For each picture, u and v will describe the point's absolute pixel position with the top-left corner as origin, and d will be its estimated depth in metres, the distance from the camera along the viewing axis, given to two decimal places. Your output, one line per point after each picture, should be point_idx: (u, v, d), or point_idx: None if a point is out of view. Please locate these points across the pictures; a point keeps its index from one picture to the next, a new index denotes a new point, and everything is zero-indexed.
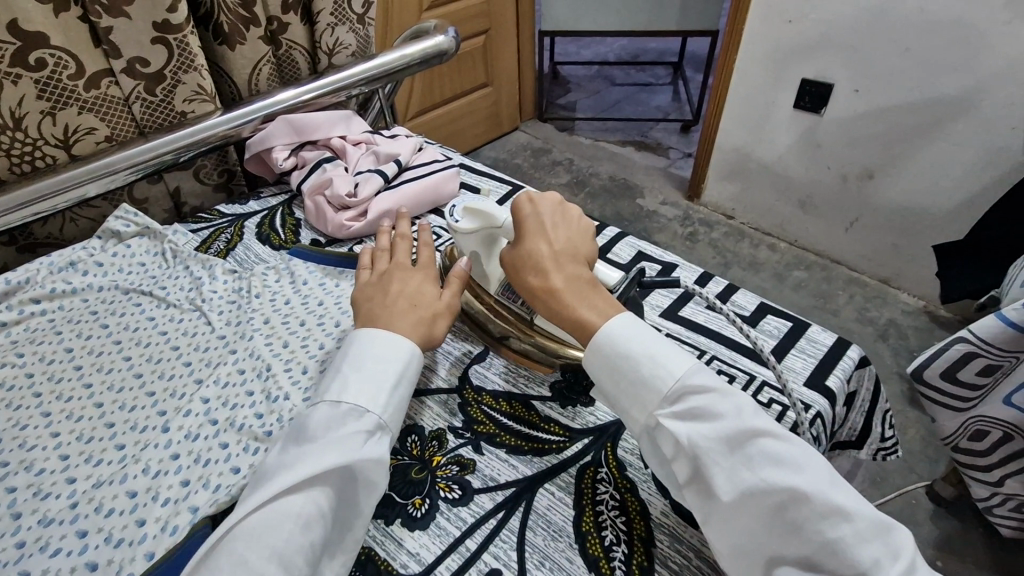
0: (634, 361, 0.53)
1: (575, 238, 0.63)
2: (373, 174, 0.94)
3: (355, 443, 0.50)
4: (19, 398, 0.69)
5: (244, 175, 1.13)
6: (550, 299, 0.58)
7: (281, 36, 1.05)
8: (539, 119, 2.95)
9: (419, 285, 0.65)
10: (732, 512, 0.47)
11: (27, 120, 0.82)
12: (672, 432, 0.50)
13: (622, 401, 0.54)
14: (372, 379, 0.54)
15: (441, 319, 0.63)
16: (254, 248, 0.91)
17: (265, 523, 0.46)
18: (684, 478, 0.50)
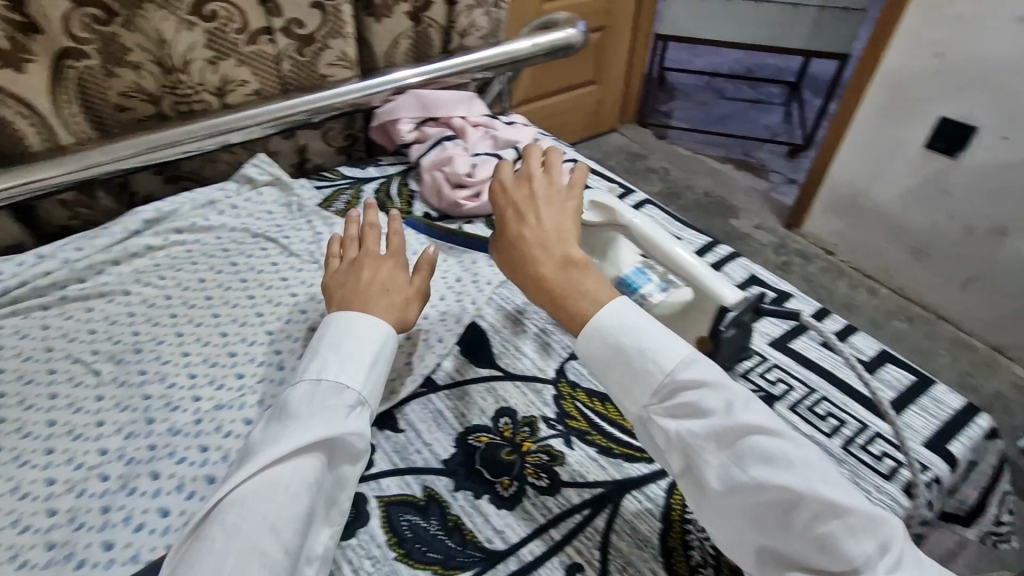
0: (623, 351, 0.52)
1: (560, 217, 0.62)
2: (492, 159, 0.96)
3: (335, 416, 0.52)
4: (158, 316, 0.76)
5: (364, 142, 1.18)
6: (545, 285, 0.58)
7: (423, 15, 1.08)
8: (640, 124, 2.89)
9: (391, 272, 0.66)
10: (727, 505, 0.47)
11: (193, 65, 0.89)
12: (662, 426, 0.50)
13: (615, 392, 0.53)
14: (351, 358, 0.56)
15: (413, 304, 0.65)
16: (371, 212, 0.95)
17: (260, 490, 0.46)
18: (677, 469, 0.50)
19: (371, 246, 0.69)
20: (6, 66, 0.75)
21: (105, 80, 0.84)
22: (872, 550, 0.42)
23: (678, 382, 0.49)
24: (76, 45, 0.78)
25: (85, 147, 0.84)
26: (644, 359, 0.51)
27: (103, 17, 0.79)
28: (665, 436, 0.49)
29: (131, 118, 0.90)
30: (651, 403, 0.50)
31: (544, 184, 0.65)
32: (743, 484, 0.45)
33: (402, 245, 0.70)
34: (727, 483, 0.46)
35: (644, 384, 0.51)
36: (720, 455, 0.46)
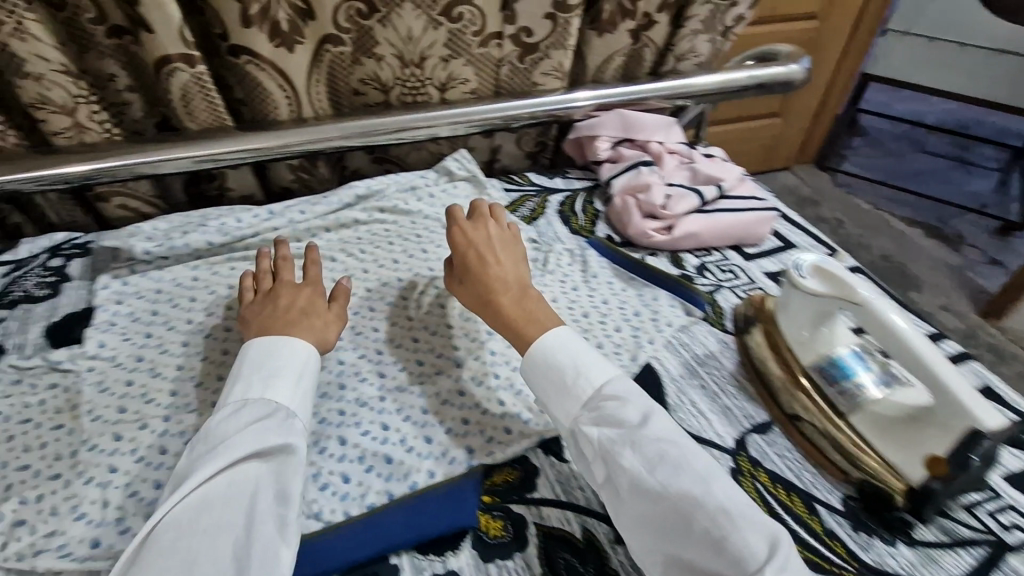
0: (561, 371, 0.61)
1: (516, 258, 0.74)
2: (690, 193, 0.90)
3: (270, 434, 0.56)
4: (356, 287, 0.82)
5: (552, 150, 1.20)
6: (501, 314, 0.68)
7: (643, 33, 1.05)
8: (819, 166, 2.61)
9: (308, 297, 0.72)
10: (633, 501, 0.53)
11: (428, 61, 0.94)
12: (589, 437, 0.57)
13: (551, 408, 0.62)
14: (274, 374, 0.60)
15: (334, 326, 0.70)
16: (556, 226, 0.94)
17: (198, 507, 0.50)
18: (601, 478, 0.56)
19: (285, 276, 0.74)
20: (282, 45, 0.84)
21: (351, 66, 0.93)
22: (761, 551, 0.47)
23: (590, 407, 0.59)
24: (337, 33, 0.87)
25: (323, 122, 0.94)
26: (580, 380, 0.61)
27: (365, 11, 0.86)
28: (584, 448, 0.58)
29: (361, 102, 0.99)
30: (579, 419, 0.59)
31: (499, 229, 0.77)
32: (651, 490, 0.52)
33: (317, 274, 0.76)
34: (636, 484, 0.53)
35: (571, 407, 0.60)
36: (635, 458, 0.54)
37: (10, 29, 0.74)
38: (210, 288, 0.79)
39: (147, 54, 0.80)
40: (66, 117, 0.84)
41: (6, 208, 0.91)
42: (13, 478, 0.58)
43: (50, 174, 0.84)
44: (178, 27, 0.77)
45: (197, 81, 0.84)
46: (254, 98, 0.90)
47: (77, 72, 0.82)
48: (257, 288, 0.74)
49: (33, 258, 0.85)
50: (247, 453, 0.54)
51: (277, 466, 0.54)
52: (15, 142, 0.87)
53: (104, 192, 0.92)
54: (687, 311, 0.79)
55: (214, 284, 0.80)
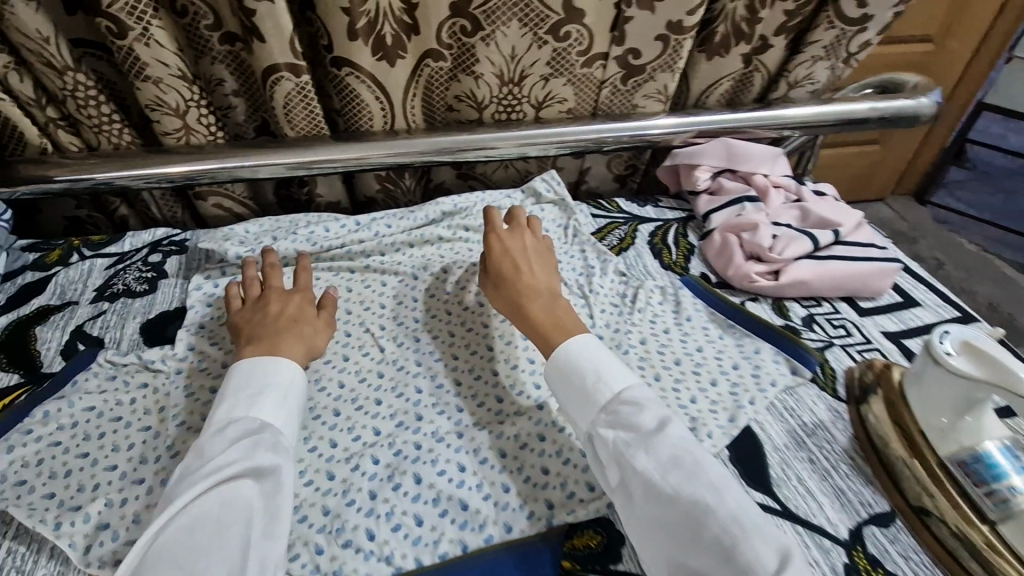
0: (581, 374, 0.62)
1: (549, 269, 0.76)
2: (801, 236, 0.82)
3: (260, 452, 0.55)
4: (437, 310, 0.79)
5: (641, 175, 1.14)
6: (528, 316, 0.70)
7: (755, 57, 0.99)
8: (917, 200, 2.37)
9: (297, 305, 0.73)
10: (643, 506, 0.52)
11: (528, 80, 0.92)
12: (605, 440, 0.56)
13: (569, 411, 0.62)
14: (258, 391, 0.60)
15: (323, 334, 0.72)
16: (646, 257, 0.89)
17: (189, 526, 0.49)
18: (613, 483, 0.55)
19: (274, 284, 0.75)
20: (384, 59, 0.83)
21: (449, 82, 0.92)
22: (771, 565, 0.46)
23: (605, 411, 0.58)
24: (439, 48, 0.86)
25: (416, 136, 0.92)
26: (597, 383, 0.60)
27: (469, 29, 0.84)
28: (599, 452, 0.57)
29: (455, 117, 0.97)
30: (596, 424, 0.58)
31: (532, 239, 0.80)
32: (663, 496, 0.51)
33: (307, 281, 0.77)
34: (647, 487, 0.52)
35: (589, 411, 0.59)
36: (649, 461, 0.53)
37: (137, 34, 0.77)
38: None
39: (257, 63, 0.80)
40: (177, 119, 0.87)
41: (115, 200, 0.96)
42: (101, 478, 0.59)
43: (158, 172, 0.87)
44: (289, 36, 0.78)
45: (300, 90, 0.84)
46: (350, 110, 0.89)
47: (192, 77, 0.85)
48: (246, 294, 0.74)
49: (135, 252, 0.88)
50: (237, 470, 0.53)
51: (270, 484, 0.54)
52: (130, 139, 0.90)
53: (203, 191, 0.95)
54: (794, 370, 0.71)
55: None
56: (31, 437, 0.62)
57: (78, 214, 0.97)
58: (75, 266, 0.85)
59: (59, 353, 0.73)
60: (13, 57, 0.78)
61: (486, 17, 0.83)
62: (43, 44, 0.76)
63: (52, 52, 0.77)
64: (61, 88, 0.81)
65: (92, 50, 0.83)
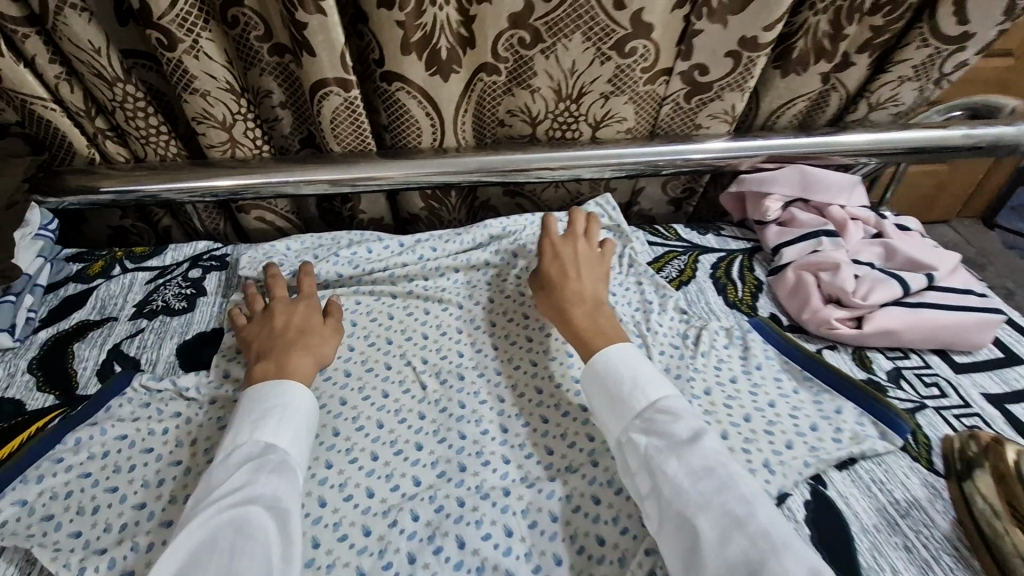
0: (618, 379, 0.61)
1: (598, 276, 0.74)
2: (890, 279, 0.74)
3: (269, 477, 0.52)
4: (483, 344, 0.74)
5: (698, 198, 1.05)
6: (573, 322, 0.68)
7: (834, 75, 0.89)
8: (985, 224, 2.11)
9: (302, 313, 0.70)
10: (669, 512, 0.50)
11: (587, 97, 0.86)
12: (636, 446, 0.55)
13: (602, 416, 0.60)
14: (259, 417, 0.57)
15: (330, 341, 0.69)
16: (709, 293, 0.82)
17: (196, 555, 0.45)
18: (642, 489, 0.54)
19: (278, 295, 0.73)
20: (438, 74, 0.79)
21: (503, 97, 0.87)
22: None
23: (640, 418, 0.57)
24: (494, 62, 0.81)
25: (466, 154, 0.87)
26: (633, 390, 0.59)
27: (528, 40, 0.79)
28: (626, 457, 0.56)
29: (506, 133, 0.92)
30: (628, 428, 0.57)
31: (585, 243, 0.77)
32: (692, 505, 0.50)
33: (311, 288, 0.75)
34: (675, 491, 0.51)
35: (623, 417, 0.58)
36: (679, 468, 0.52)
37: (186, 47, 0.74)
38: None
39: (305, 77, 0.77)
40: (223, 132, 0.85)
41: (159, 211, 0.94)
42: (129, 517, 0.57)
43: (202, 185, 0.85)
44: (341, 50, 0.74)
45: (348, 105, 0.81)
46: (399, 126, 0.85)
47: (240, 90, 0.82)
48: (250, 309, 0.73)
49: (176, 266, 0.86)
50: (245, 495, 0.50)
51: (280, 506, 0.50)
52: (176, 151, 0.88)
53: (246, 205, 0.92)
54: (882, 434, 0.63)
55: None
56: (61, 466, 0.60)
57: (123, 224, 0.96)
58: (117, 280, 0.84)
59: (95, 374, 0.71)
60: (64, 67, 0.77)
61: (549, 31, 0.78)
62: (95, 55, 0.74)
63: (103, 63, 0.75)
64: (110, 100, 0.79)
65: (142, 61, 0.81)
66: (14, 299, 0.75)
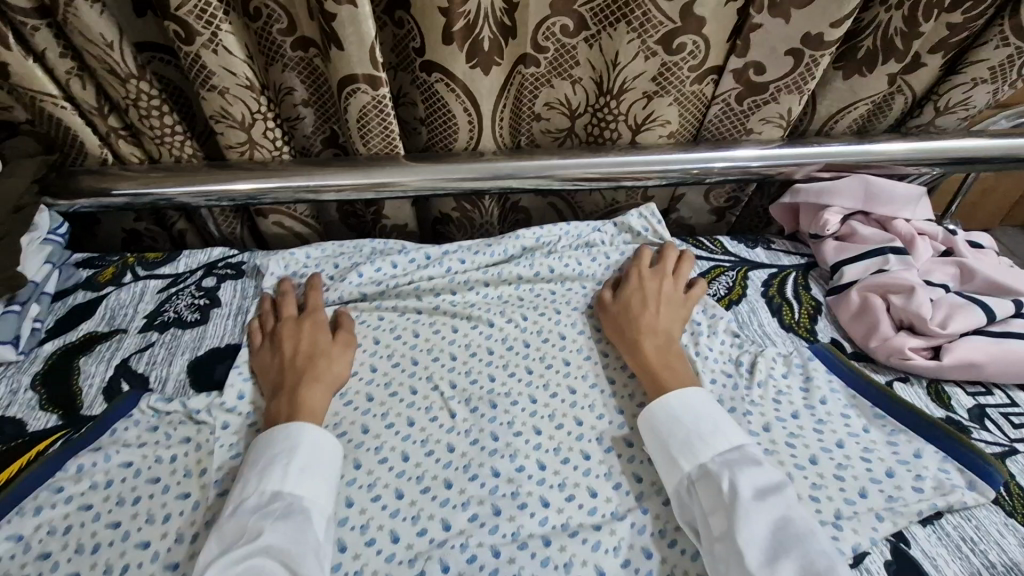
0: (697, 413, 0.57)
1: (683, 313, 0.69)
2: (971, 306, 0.67)
3: (278, 525, 0.49)
4: (516, 366, 0.67)
5: (742, 208, 0.97)
6: (646, 357, 0.64)
7: (901, 76, 0.81)
8: None
9: (311, 334, 0.66)
10: (737, 560, 0.47)
11: (628, 95, 0.79)
12: (715, 483, 0.51)
13: (670, 445, 0.56)
14: (265, 463, 0.53)
15: (342, 360, 0.65)
16: (762, 314, 0.75)
17: None
18: (713, 528, 0.50)
19: (287, 314, 0.69)
20: (478, 66, 0.72)
21: (541, 88, 0.80)
22: None
23: (723, 454, 0.54)
24: (534, 53, 0.76)
25: (499, 158, 0.81)
26: (716, 423, 0.56)
27: (572, 28, 0.74)
28: (695, 492, 0.53)
29: (542, 128, 0.86)
30: (708, 462, 0.53)
31: (671, 276, 0.72)
32: (768, 556, 0.47)
33: (319, 302, 0.70)
34: (756, 536, 0.47)
35: (700, 449, 0.54)
36: (762, 512, 0.49)
37: (205, 40, 0.69)
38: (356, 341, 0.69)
39: (332, 73, 0.71)
40: (242, 132, 0.80)
41: (173, 214, 0.90)
42: (132, 558, 0.52)
43: (219, 190, 0.80)
44: (371, 46, 0.68)
45: (376, 104, 0.75)
46: (437, 119, 0.79)
47: (260, 87, 0.77)
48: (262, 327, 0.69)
49: (190, 274, 0.82)
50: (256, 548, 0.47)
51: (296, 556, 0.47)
52: (192, 152, 0.83)
53: (265, 209, 0.87)
54: (970, 484, 0.56)
55: (362, 337, 0.70)
56: (61, 496, 0.55)
57: (136, 227, 0.92)
58: (127, 288, 0.79)
59: (101, 393, 0.66)
60: (76, 62, 0.72)
61: (595, 17, 0.72)
62: (108, 49, 0.69)
63: (116, 58, 0.70)
64: (124, 98, 0.75)
65: (159, 55, 0.76)
66: (19, 309, 0.70)
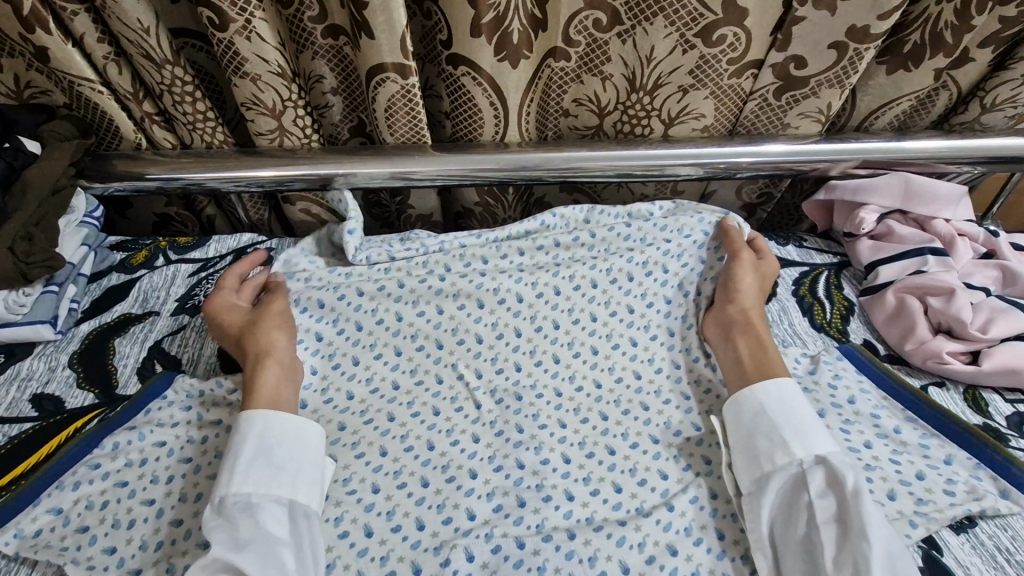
0: (806, 408, 0.56)
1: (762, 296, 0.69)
2: (1013, 309, 0.65)
3: (227, 533, 0.49)
4: (543, 353, 0.66)
5: (774, 203, 0.95)
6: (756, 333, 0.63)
7: (948, 72, 0.78)
8: None
9: (230, 323, 0.66)
10: (850, 550, 0.47)
11: (664, 90, 0.77)
12: (835, 475, 0.51)
13: (782, 429, 0.55)
14: (252, 449, 0.53)
15: (265, 329, 0.63)
16: (793, 313, 0.73)
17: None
18: (825, 517, 0.50)
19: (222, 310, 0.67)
20: (506, 60, 0.72)
21: (570, 84, 0.80)
22: None
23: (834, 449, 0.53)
24: (565, 47, 0.75)
25: (527, 150, 0.81)
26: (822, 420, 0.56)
27: (605, 24, 0.72)
28: (803, 479, 0.52)
29: (570, 125, 0.85)
30: (824, 453, 0.53)
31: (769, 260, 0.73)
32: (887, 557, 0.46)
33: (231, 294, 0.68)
34: (880, 530, 0.47)
35: (816, 438, 0.54)
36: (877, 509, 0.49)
37: (238, 27, 0.70)
38: (378, 317, 0.67)
39: (362, 61, 0.71)
40: (272, 119, 0.80)
41: (203, 200, 0.91)
42: (165, 534, 0.53)
43: (248, 176, 0.81)
44: (402, 35, 0.68)
45: (406, 93, 0.75)
46: (460, 114, 0.79)
47: (292, 74, 0.77)
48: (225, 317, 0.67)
49: (219, 259, 0.83)
50: (207, 560, 0.47)
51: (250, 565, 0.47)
52: (223, 137, 0.84)
53: (291, 196, 0.88)
54: (1003, 493, 0.55)
55: (384, 311, 0.67)
56: (97, 473, 0.56)
57: (167, 211, 0.93)
58: (159, 271, 0.81)
59: (135, 373, 0.68)
60: (113, 47, 0.73)
61: (629, 13, 0.70)
62: (144, 35, 0.70)
63: (152, 44, 0.71)
64: (158, 83, 0.76)
65: (192, 41, 0.77)
66: (57, 289, 0.72)
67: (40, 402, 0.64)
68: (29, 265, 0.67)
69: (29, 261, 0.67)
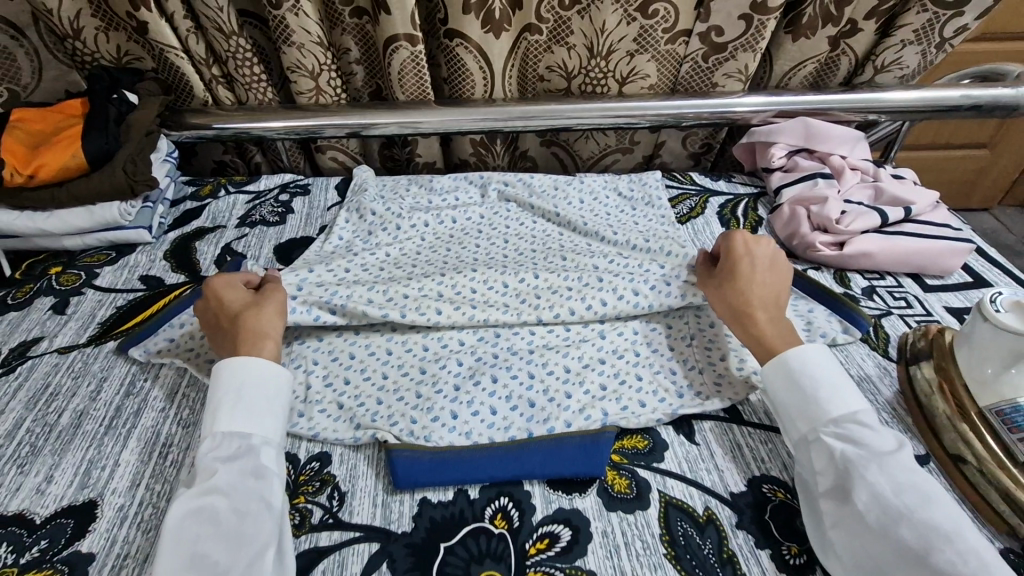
0: (813, 383, 0.61)
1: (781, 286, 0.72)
2: (872, 212, 0.86)
3: (224, 464, 0.56)
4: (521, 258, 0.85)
5: (715, 152, 1.17)
6: (772, 323, 0.67)
7: (843, 40, 1.00)
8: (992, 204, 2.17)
9: (229, 307, 0.69)
10: (842, 506, 0.53)
11: (616, 55, 0.99)
12: (830, 447, 0.57)
13: (793, 409, 0.61)
14: (229, 403, 0.60)
15: (267, 313, 0.68)
16: (714, 226, 0.96)
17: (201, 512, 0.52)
18: (827, 484, 0.56)
19: (223, 298, 0.70)
20: (491, 32, 0.94)
21: (543, 53, 1.02)
22: None
23: (839, 418, 0.58)
24: (538, 22, 0.96)
25: (509, 103, 1.02)
26: (832, 391, 0.60)
27: (567, 3, 0.94)
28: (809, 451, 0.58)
29: (546, 86, 1.07)
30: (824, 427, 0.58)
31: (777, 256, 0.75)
32: (884, 513, 0.51)
33: (231, 284, 0.72)
34: (869, 489, 0.52)
35: (816, 414, 0.59)
36: (878, 474, 0.53)
37: (289, 6, 0.92)
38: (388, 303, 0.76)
39: (381, 33, 0.94)
40: (311, 81, 1.03)
41: (254, 149, 1.14)
42: None
43: (289, 125, 1.02)
44: (410, 10, 0.90)
45: (414, 58, 0.97)
46: (457, 76, 1.01)
47: (327, 44, 1.00)
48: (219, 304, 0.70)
49: (269, 192, 1.06)
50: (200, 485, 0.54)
51: (240, 492, 0.53)
52: (271, 96, 1.07)
53: (323, 145, 1.11)
54: (845, 330, 0.75)
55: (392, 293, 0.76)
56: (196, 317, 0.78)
57: (223, 159, 1.16)
58: (223, 199, 1.04)
59: (213, 263, 0.91)
60: (193, 23, 0.96)
61: None
62: (218, 12, 0.93)
63: (223, 18, 0.94)
64: (226, 51, 0.99)
65: (252, 20, 1.00)
66: (152, 205, 0.95)
67: (147, 280, 0.87)
68: (135, 181, 0.89)
69: (136, 178, 0.89)
